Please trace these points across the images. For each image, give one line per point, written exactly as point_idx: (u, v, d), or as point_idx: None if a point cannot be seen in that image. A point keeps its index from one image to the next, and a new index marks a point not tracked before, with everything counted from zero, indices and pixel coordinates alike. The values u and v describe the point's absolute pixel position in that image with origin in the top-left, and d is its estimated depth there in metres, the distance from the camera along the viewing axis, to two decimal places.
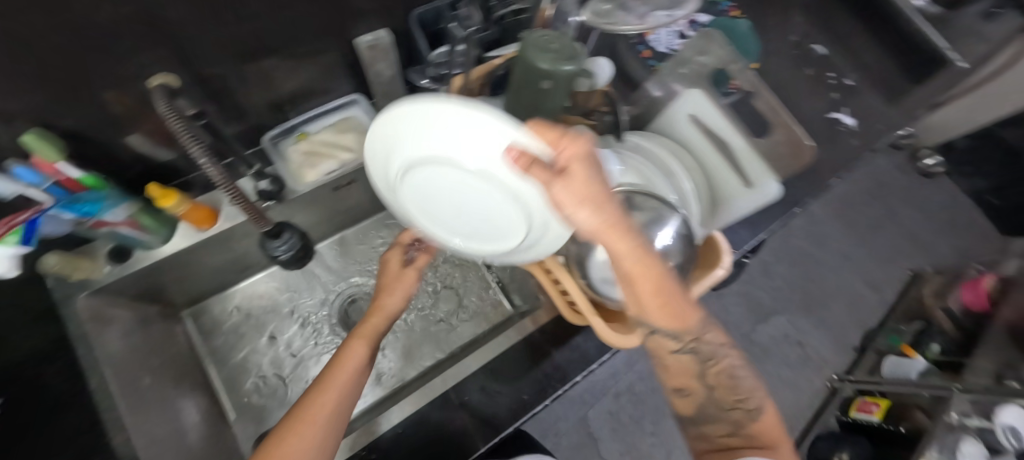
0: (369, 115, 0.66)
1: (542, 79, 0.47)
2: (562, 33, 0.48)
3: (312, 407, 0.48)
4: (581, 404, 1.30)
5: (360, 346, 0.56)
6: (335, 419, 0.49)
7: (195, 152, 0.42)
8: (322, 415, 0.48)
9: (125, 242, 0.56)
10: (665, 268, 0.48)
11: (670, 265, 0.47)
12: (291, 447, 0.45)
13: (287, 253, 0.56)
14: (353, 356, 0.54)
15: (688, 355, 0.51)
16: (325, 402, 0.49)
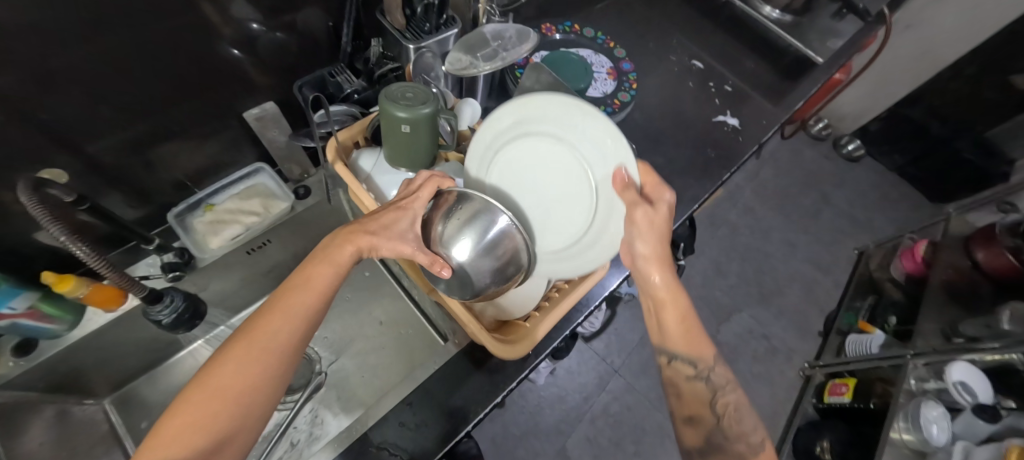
0: (274, 180, 0.71)
1: (401, 124, 0.53)
2: (416, 84, 0.55)
3: (218, 383, 0.36)
4: (558, 437, 1.26)
5: (277, 316, 0.41)
6: (248, 405, 0.37)
7: (62, 236, 0.43)
8: (207, 418, 0.35)
9: (27, 333, 0.57)
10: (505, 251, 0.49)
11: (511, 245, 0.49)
12: (201, 411, 0.35)
13: (170, 316, 0.58)
14: (261, 328, 0.40)
15: (703, 383, 0.46)
16: (224, 377, 0.37)
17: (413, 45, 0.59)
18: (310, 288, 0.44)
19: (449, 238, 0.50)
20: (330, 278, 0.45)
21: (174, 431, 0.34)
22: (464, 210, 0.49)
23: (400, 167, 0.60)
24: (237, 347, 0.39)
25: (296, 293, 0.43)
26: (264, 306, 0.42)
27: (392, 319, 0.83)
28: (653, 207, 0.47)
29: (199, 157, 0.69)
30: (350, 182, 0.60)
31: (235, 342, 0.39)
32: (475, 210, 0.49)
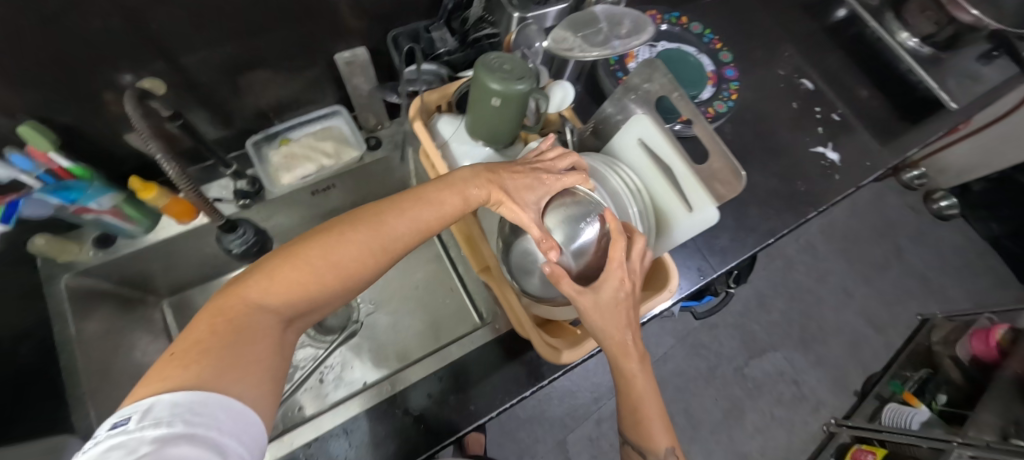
0: (349, 126, 0.70)
1: (492, 96, 0.50)
2: (514, 56, 0.52)
3: (332, 258, 0.36)
4: (560, 429, 1.27)
5: (402, 221, 0.40)
6: (343, 291, 0.37)
7: (156, 151, 0.45)
8: (312, 281, 0.35)
9: (107, 230, 0.60)
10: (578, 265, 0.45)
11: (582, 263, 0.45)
12: (307, 264, 0.34)
13: (241, 247, 0.61)
14: (390, 225, 0.39)
15: None
16: (339, 258, 0.36)
17: (519, 14, 0.55)
18: (439, 202, 0.42)
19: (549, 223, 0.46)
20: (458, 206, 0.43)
21: (279, 279, 0.33)
22: (572, 209, 0.46)
23: (480, 140, 0.57)
24: (356, 229, 0.37)
25: (423, 208, 0.42)
26: (396, 201, 0.41)
27: (431, 284, 0.83)
28: (597, 294, 0.42)
29: (281, 90, 0.68)
30: (426, 144, 0.57)
31: (356, 224, 0.38)
32: (580, 214, 0.46)
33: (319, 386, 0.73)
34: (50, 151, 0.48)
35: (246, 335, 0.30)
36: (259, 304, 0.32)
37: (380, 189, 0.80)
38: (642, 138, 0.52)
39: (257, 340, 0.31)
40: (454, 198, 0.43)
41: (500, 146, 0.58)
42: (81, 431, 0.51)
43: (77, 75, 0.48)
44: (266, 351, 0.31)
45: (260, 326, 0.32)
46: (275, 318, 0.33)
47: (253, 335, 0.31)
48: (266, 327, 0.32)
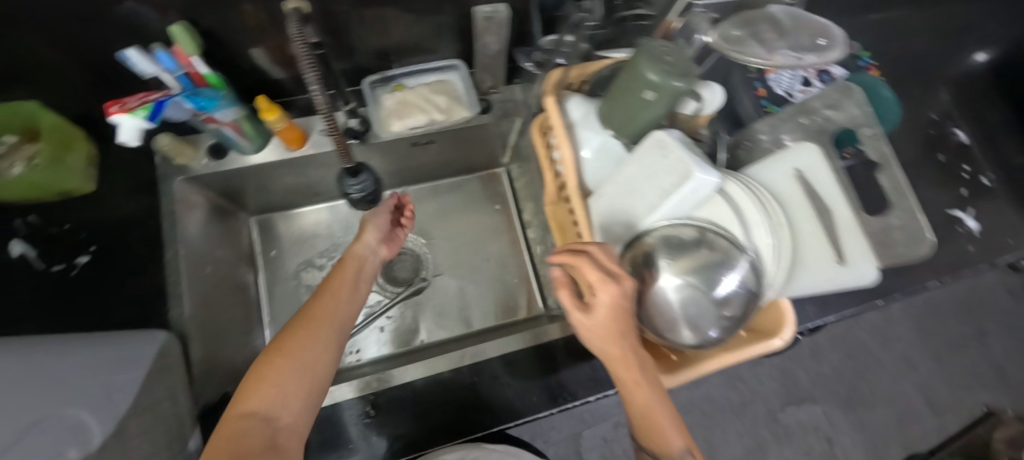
0: (465, 83, 0.67)
1: (647, 88, 0.46)
2: (680, 47, 0.47)
3: (303, 349, 0.39)
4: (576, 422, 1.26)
5: (335, 304, 0.45)
6: (318, 376, 0.39)
7: (308, 74, 0.37)
8: (295, 375, 0.37)
9: (224, 141, 0.60)
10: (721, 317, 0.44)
11: (728, 314, 0.44)
12: (281, 365, 0.37)
13: (360, 195, 0.46)
14: (327, 309, 0.44)
15: None
16: (321, 353, 0.40)
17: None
18: (335, 291, 0.47)
19: (679, 266, 0.46)
20: (345, 305, 0.47)
21: (278, 381, 0.36)
22: (710, 255, 0.45)
23: (611, 129, 0.53)
24: (320, 317, 0.43)
25: (327, 301, 0.45)
26: (309, 302, 0.45)
27: (499, 262, 0.82)
28: (586, 312, 0.39)
29: (403, 35, 0.62)
30: (555, 122, 0.53)
31: (308, 319, 0.42)
32: (720, 260, 0.45)
33: (375, 336, 0.74)
34: (195, 56, 0.48)
35: (244, 440, 0.32)
36: (252, 414, 0.34)
37: (473, 152, 0.77)
38: (800, 168, 0.46)
39: (252, 441, 0.32)
40: (332, 304, 0.45)
41: (631, 141, 0.54)
42: (174, 331, 0.53)
43: None
44: (292, 439, 0.35)
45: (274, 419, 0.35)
46: (291, 401, 0.37)
47: (245, 439, 0.32)
48: (258, 433, 0.33)
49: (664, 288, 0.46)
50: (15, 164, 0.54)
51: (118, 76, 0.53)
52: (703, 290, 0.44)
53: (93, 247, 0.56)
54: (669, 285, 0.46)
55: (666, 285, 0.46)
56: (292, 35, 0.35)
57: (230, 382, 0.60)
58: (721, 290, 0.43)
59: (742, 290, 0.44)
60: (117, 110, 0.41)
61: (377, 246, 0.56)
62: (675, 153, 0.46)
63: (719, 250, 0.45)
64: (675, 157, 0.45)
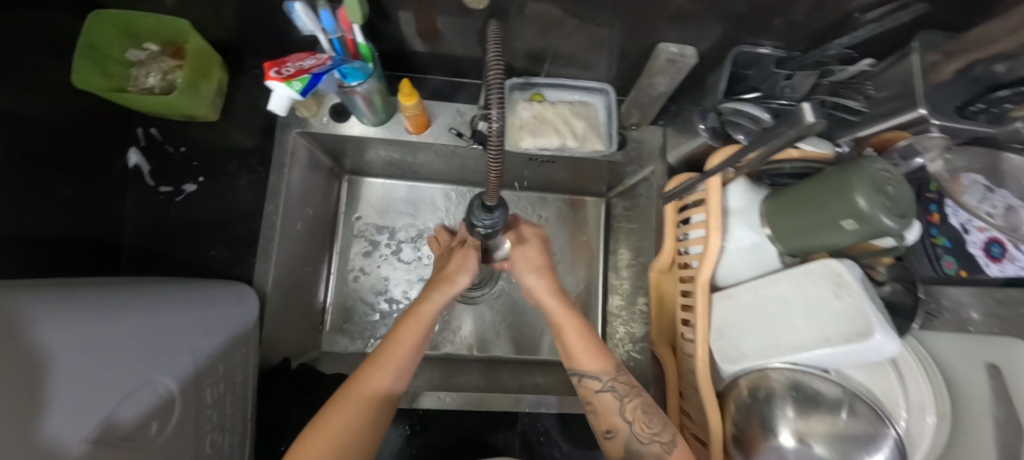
0: (608, 113, 0.59)
1: (850, 214, 0.38)
2: (905, 178, 0.38)
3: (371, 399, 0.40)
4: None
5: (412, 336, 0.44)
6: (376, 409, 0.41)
7: (493, 111, 0.31)
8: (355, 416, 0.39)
9: (351, 108, 0.56)
10: None
11: None
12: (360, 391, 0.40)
13: (486, 230, 0.42)
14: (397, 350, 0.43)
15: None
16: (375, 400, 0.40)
17: (928, 113, 0.40)
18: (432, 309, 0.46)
19: (811, 427, 0.40)
20: (424, 338, 0.45)
21: (339, 428, 0.38)
22: (857, 425, 0.40)
23: (772, 232, 0.46)
24: (390, 363, 0.43)
25: (411, 338, 0.44)
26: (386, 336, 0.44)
27: (577, 299, 0.75)
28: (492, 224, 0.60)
29: (564, 43, 0.55)
30: (710, 203, 0.47)
31: (375, 362, 0.42)
32: (864, 434, 0.39)
33: None
34: (355, 24, 0.44)
35: None
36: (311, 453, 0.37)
37: (585, 178, 0.70)
38: (994, 363, 0.39)
39: None
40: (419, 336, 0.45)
41: (788, 251, 0.46)
42: (254, 289, 0.52)
43: None
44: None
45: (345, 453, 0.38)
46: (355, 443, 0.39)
47: None
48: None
49: (782, 445, 0.41)
50: (152, 75, 0.52)
51: (268, 16, 0.50)
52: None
53: (201, 178, 0.56)
54: (788, 443, 0.41)
55: (786, 441, 0.41)
56: (488, 57, 0.32)
57: (291, 346, 0.60)
58: None
59: None
60: (275, 76, 0.39)
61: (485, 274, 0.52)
62: (852, 297, 0.39)
63: (862, 422, 0.39)
64: (850, 301, 0.39)
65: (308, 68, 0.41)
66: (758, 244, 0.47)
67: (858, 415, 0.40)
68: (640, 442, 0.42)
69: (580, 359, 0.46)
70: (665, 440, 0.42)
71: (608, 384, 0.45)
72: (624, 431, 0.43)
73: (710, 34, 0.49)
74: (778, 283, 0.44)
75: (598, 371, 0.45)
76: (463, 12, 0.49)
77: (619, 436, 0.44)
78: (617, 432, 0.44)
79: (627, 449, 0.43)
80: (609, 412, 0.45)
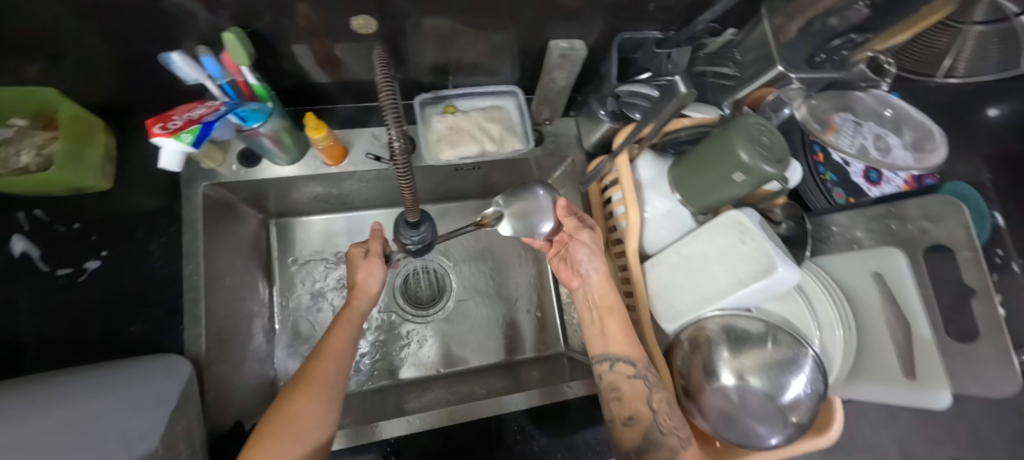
0: (520, 113, 0.62)
1: (735, 167, 0.43)
2: (775, 128, 0.44)
3: (304, 419, 0.41)
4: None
5: (336, 360, 0.46)
6: (314, 428, 0.42)
7: (391, 131, 0.32)
8: (293, 437, 0.40)
9: (260, 151, 0.54)
10: (787, 422, 0.42)
11: (794, 421, 0.42)
12: (293, 413, 0.41)
13: (416, 246, 0.42)
14: (328, 369, 0.45)
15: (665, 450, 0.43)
16: (309, 419, 0.42)
17: (785, 69, 0.47)
18: (346, 337, 0.48)
19: (744, 362, 0.44)
20: (340, 356, 0.47)
21: (275, 453, 0.39)
22: (781, 352, 0.44)
23: (682, 196, 0.50)
24: (318, 378, 0.44)
25: (332, 363, 0.46)
26: (306, 362, 0.46)
27: (530, 294, 0.77)
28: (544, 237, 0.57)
29: (464, 54, 0.56)
30: (623, 180, 0.50)
31: (299, 386, 0.43)
32: (788, 359, 0.43)
33: (391, 360, 0.70)
34: (244, 66, 0.43)
35: None
36: None
37: (516, 178, 0.72)
38: (879, 272, 0.45)
39: None
40: (340, 364, 0.46)
41: (699, 211, 0.51)
42: (187, 356, 0.49)
43: None
44: None
45: None
46: None
47: None
48: None
49: (724, 385, 0.44)
50: (24, 152, 0.48)
51: (149, 69, 0.48)
52: (768, 392, 0.43)
53: (103, 252, 0.51)
54: (730, 382, 0.44)
55: (727, 381, 0.44)
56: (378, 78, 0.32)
57: (242, 407, 0.56)
58: (788, 395, 0.42)
59: (812, 393, 0.43)
60: (160, 131, 0.37)
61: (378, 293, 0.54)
62: (754, 240, 0.43)
63: (786, 348, 0.44)
64: (754, 245, 0.43)
65: (199, 117, 0.39)
66: (674, 209, 0.51)
67: (783, 343, 0.44)
68: (662, 432, 0.44)
69: (614, 342, 0.47)
70: (683, 435, 0.44)
71: (639, 371, 0.45)
72: (647, 419, 0.44)
73: (594, 28, 0.53)
74: (695, 241, 0.48)
75: (630, 356, 0.46)
76: (358, 38, 0.49)
77: (641, 422, 0.44)
78: (638, 419, 0.44)
79: (644, 438, 0.44)
80: (639, 399, 0.45)
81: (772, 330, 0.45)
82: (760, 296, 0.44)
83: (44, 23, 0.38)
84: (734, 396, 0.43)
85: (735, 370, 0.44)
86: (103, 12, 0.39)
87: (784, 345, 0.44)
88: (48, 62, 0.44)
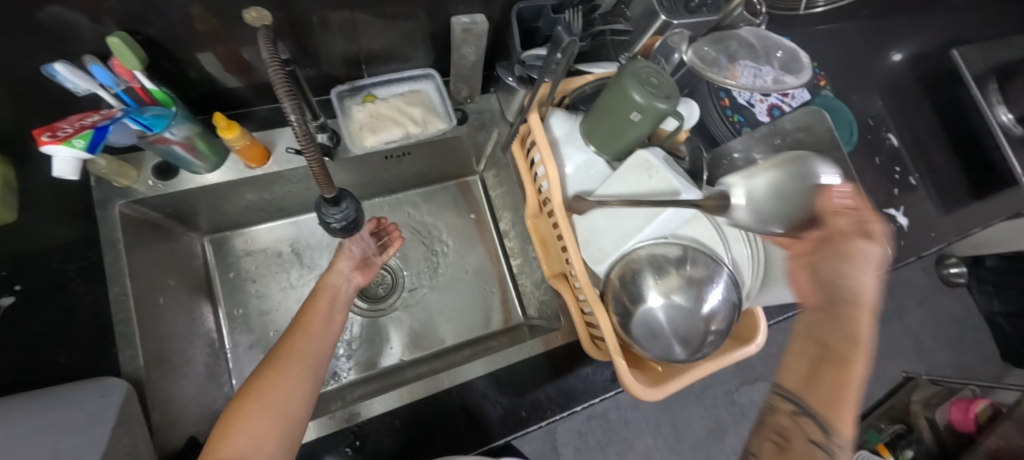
0: (439, 94, 0.64)
1: (632, 109, 0.46)
2: (661, 69, 0.48)
3: (278, 390, 0.42)
4: (546, 434, 1.08)
5: (308, 338, 0.48)
6: (291, 397, 0.43)
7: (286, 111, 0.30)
8: (268, 405, 0.41)
9: (176, 161, 0.53)
10: (708, 332, 0.46)
11: (714, 329, 0.46)
12: (267, 386, 0.42)
13: (342, 224, 0.43)
14: (301, 344, 0.47)
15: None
16: (284, 390, 0.42)
17: (667, 17, 0.52)
18: (317, 318, 0.51)
19: (667, 283, 0.48)
20: (315, 332, 0.50)
21: (249, 423, 0.39)
22: (699, 270, 0.48)
23: (595, 146, 0.53)
24: (294, 353, 0.46)
25: (303, 339, 0.48)
26: (279, 344, 0.47)
27: (485, 271, 0.79)
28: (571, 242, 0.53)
29: (373, 43, 0.58)
30: (539, 139, 0.52)
31: (273, 363, 0.45)
32: (706, 275, 0.48)
33: (357, 356, 0.70)
34: (137, 70, 0.43)
35: None
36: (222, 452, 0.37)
37: (449, 160, 0.74)
38: None
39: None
40: (314, 342, 0.48)
41: (613, 157, 0.54)
42: (126, 379, 0.47)
43: None
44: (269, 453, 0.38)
45: (262, 445, 0.38)
46: (273, 434, 0.39)
47: None
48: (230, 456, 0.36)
49: (652, 307, 0.47)
50: None
51: (36, 89, 0.46)
52: (691, 306, 0.47)
53: (18, 289, 0.45)
54: (656, 304, 0.47)
55: (653, 304, 0.47)
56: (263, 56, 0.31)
57: (195, 422, 0.55)
58: (707, 307, 0.46)
59: (728, 302, 0.47)
60: (49, 139, 0.37)
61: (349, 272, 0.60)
62: (660, 174, 0.47)
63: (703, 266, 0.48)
64: (660, 178, 0.47)
65: (92, 123, 0.39)
66: (591, 159, 0.54)
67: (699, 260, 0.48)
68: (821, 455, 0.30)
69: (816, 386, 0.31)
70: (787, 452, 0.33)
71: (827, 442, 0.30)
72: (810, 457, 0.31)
73: (492, 2, 0.55)
74: (612, 184, 0.51)
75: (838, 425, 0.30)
76: (258, 37, 0.50)
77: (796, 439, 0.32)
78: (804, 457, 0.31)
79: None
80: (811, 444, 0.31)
81: (688, 251, 0.49)
82: (674, 220, 0.48)
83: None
84: (660, 316, 0.47)
85: (661, 292, 0.48)
86: None
87: (701, 262, 0.48)
88: None
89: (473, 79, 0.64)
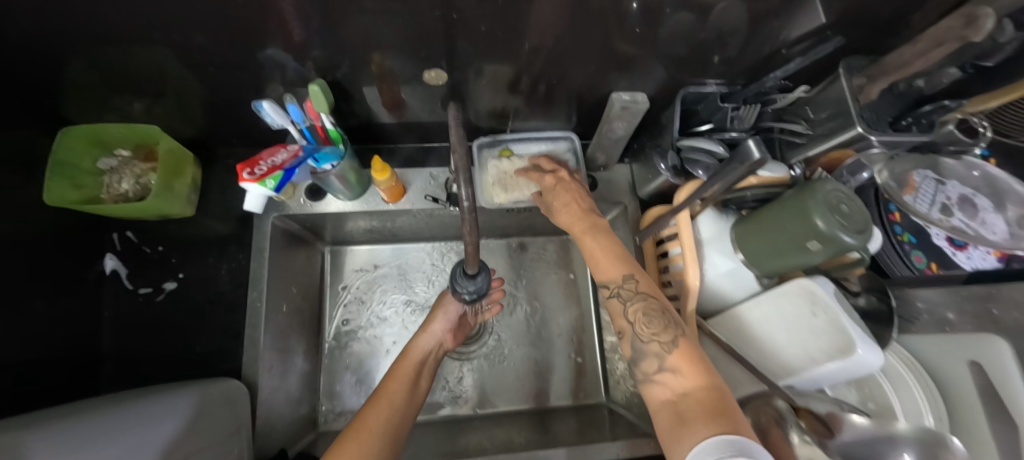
0: (574, 158, 0.62)
1: (811, 237, 0.40)
2: (856, 195, 0.40)
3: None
4: None
5: (390, 407, 0.46)
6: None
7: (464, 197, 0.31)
8: None
9: (326, 188, 0.57)
10: None
11: None
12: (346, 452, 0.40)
13: (472, 296, 0.42)
14: (380, 412, 0.45)
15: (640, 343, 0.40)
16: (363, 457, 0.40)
17: (863, 131, 0.44)
18: (399, 380, 0.50)
19: None
20: (396, 401, 0.47)
21: None
22: (870, 445, 0.37)
23: (746, 258, 0.48)
24: (372, 426, 0.43)
25: (383, 406, 0.46)
26: (361, 411, 0.45)
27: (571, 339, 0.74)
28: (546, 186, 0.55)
29: (524, 101, 0.58)
30: (684, 239, 0.48)
31: (357, 429, 0.43)
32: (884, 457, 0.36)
33: (427, 395, 0.70)
34: (323, 112, 0.47)
35: None
36: None
37: None
38: (976, 360, 0.40)
39: None
40: (391, 407, 0.46)
41: (765, 273, 0.48)
42: (244, 381, 0.51)
43: (366, 42, 0.42)
44: None
45: None
46: None
47: None
48: None
49: None
50: (125, 180, 0.53)
51: (240, 109, 0.53)
52: None
53: (180, 274, 0.55)
54: None
55: None
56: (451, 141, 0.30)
57: (287, 430, 0.58)
58: None
59: None
60: (249, 177, 0.42)
61: (442, 336, 0.56)
62: (828, 314, 0.40)
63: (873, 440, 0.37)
64: (828, 319, 0.40)
65: (280, 163, 0.44)
66: (737, 271, 0.49)
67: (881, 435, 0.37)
68: (642, 340, 0.41)
69: (602, 264, 0.46)
70: (665, 340, 0.39)
71: (614, 290, 0.44)
72: (629, 331, 0.42)
73: (657, 79, 0.53)
74: (759, 308, 0.45)
75: (628, 273, 0.44)
76: (425, 86, 0.52)
77: (625, 336, 0.43)
78: (624, 335, 0.43)
79: (632, 350, 0.41)
80: (618, 317, 0.43)
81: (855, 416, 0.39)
82: (844, 372, 0.39)
83: (147, 63, 0.43)
84: None
85: None
86: (210, 61, 0.43)
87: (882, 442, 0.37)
88: (157, 98, 0.49)
89: (613, 147, 0.61)
